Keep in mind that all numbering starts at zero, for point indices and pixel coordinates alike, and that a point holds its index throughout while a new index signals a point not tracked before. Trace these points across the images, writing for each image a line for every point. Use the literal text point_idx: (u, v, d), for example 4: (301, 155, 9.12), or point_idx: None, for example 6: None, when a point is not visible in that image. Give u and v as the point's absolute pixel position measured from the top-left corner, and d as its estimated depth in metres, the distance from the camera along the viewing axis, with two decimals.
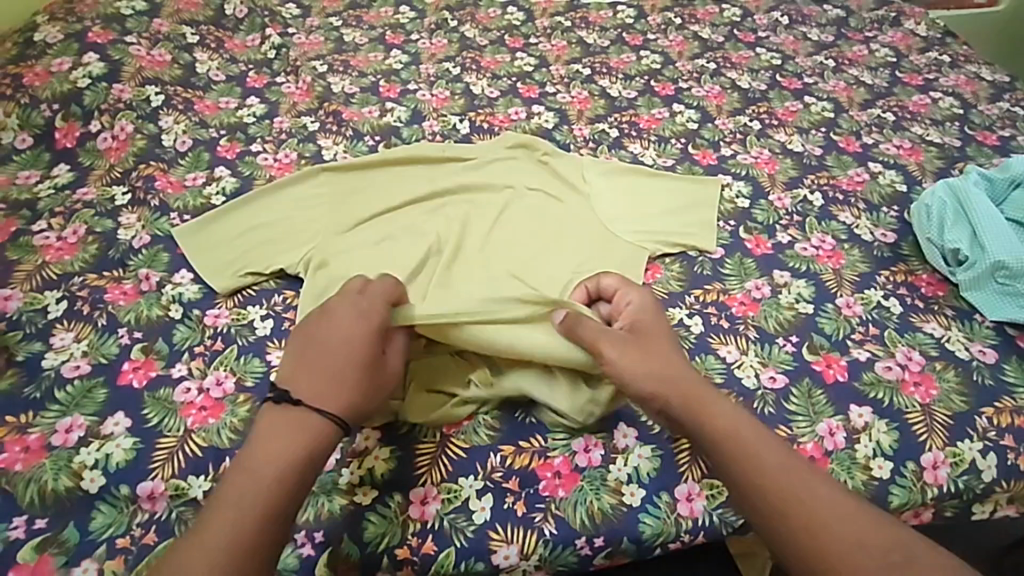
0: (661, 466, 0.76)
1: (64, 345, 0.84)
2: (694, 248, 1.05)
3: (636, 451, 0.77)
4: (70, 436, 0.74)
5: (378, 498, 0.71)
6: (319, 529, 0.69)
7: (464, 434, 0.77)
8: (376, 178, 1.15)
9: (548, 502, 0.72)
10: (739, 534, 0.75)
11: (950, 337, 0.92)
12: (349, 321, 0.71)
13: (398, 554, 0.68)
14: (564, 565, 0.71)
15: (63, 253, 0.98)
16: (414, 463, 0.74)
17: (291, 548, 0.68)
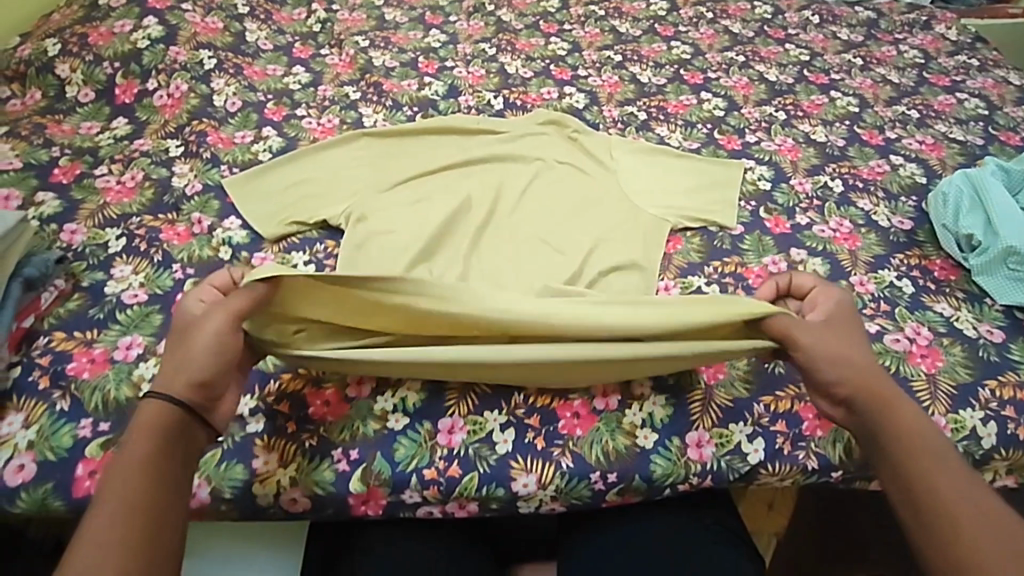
0: (674, 414, 0.81)
1: (124, 276, 0.91)
2: (715, 224, 1.09)
3: (651, 399, 0.81)
4: (129, 353, 0.81)
5: (410, 424, 0.78)
6: (354, 448, 0.76)
7: None
8: (413, 145, 1.21)
9: (566, 439, 0.78)
10: (744, 481, 0.80)
11: (959, 317, 0.96)
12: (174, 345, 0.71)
13: (425, 475, 0.75)
14: (578, 498, 0.76)
15: (123, 195, 1.05)
16: (443, 396, 0.80)
17: (328, 463, 0.75)
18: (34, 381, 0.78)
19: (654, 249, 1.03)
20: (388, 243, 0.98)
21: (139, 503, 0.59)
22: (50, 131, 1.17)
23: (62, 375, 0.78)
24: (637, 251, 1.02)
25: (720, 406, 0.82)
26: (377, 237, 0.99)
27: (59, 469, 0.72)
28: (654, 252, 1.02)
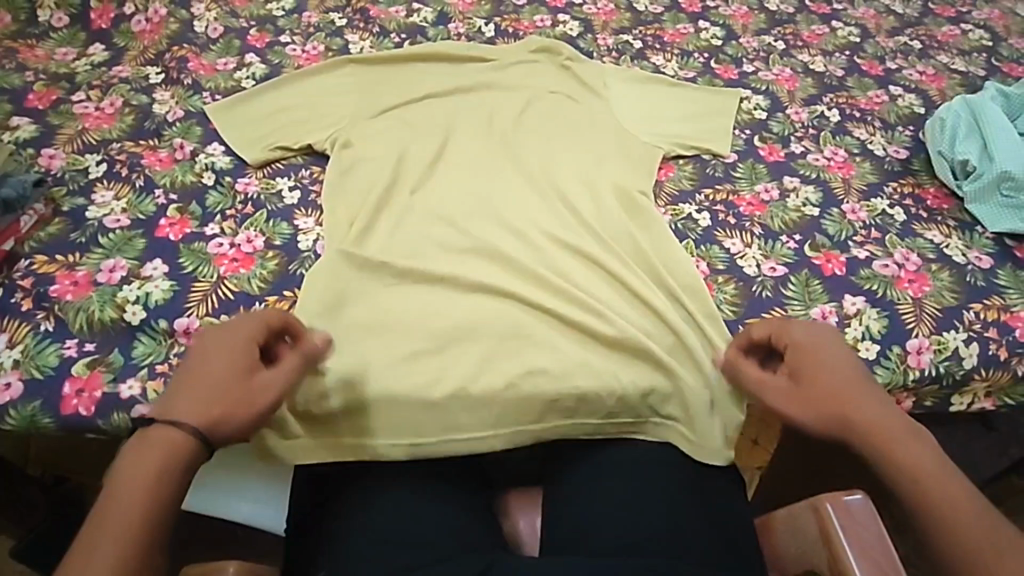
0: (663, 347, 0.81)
1: (105, 201, 0.90)
2: (708, 152, 1.07)
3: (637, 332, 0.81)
4: (113, 276, 0.81)
5: (399, 358, 0.78)
6: (341, 375, 0.76)
7: (474, 300, 0.82)
8: (400, 72, 1.17)
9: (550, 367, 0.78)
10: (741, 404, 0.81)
11: (950, 244, 0.95)
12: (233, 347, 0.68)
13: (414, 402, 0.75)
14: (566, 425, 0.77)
15: (102, 121, 1.02)
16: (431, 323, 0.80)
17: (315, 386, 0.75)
18: (16, 303, 0.78)
19: (644, 173, 1.02)
20: (375, 167, 0.97)
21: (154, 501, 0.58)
22: (24, 56, 1.13)
23: (45, 296, 0.78)
24: (627, 176, 1.01)
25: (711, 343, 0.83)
26: (364, 163, 0.97)
27: (46, 387, 0.73)
28: (644, 176, 1.01)
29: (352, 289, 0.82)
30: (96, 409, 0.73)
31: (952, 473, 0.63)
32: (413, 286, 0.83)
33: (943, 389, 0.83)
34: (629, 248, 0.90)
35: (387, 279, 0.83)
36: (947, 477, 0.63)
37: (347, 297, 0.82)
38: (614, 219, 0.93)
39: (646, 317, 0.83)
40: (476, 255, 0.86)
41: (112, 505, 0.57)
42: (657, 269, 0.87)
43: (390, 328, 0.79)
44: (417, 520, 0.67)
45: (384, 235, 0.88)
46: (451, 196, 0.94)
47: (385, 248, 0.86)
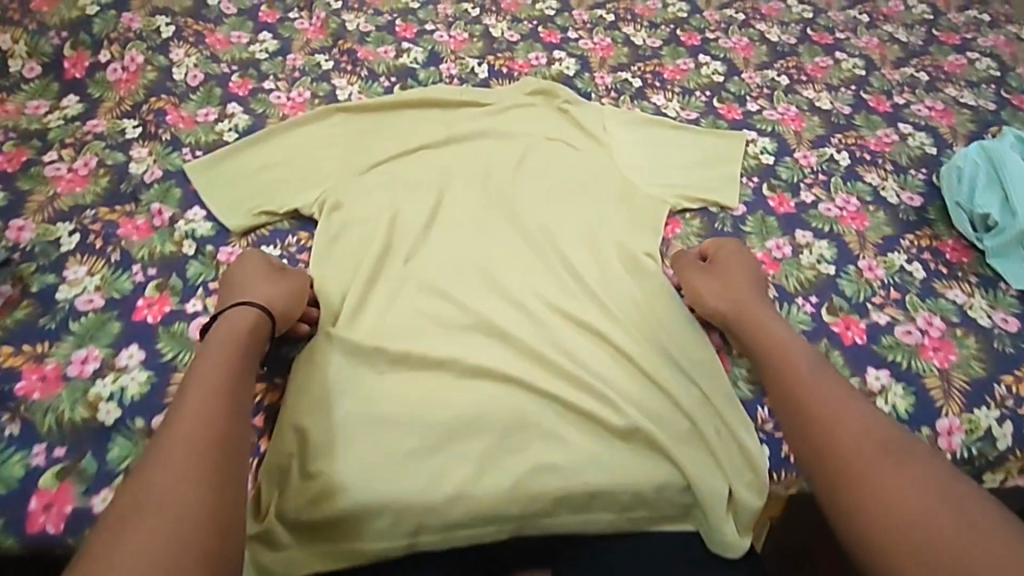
0: (678, 436, 0.76)
1: (77, 278, 0.84)
2: (716, 204, 1.03)
3: (649, 421, 0.75)
4: (85, 368, 0.75)
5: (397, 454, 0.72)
6: (331, 475, 0.70)
7: (478, 386, 0.76)
8: (391, 120, 1.11)
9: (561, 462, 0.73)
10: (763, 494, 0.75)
11: (973, 305, 0.91)
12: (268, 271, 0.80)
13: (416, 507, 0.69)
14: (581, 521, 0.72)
15: (74, 184, 0.96)
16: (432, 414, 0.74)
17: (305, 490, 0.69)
18: None
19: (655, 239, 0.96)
20: (364, 234, 0.91)
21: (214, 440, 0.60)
22: None
23: (10, 395, 0.72)
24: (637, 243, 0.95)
25: (728, 430, 0.77)
26: (354, 228, 0.92)
27: (10, 502, 0.67)
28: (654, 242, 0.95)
29: (340, 378, 0.76)
30: (66, 525, 0.66)
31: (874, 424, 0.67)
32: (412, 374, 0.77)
33: (976, 471, 0.78)
34: (643, 323, 0.84)
35: (380, 364, 0.77)
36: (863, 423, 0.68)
37: (338, 385, 0.76)
38: (626, 291, 0.87)
39: (661, 402, 0.77)
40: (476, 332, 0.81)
41: (142, 492, 0.55)
42: (671, 348, 0.82)
43: (385, 425, 0.73)
44: None
45: (378, 313, 0.82)
46: (448, 265, 0.88)
47: (377, 330, 0.80)
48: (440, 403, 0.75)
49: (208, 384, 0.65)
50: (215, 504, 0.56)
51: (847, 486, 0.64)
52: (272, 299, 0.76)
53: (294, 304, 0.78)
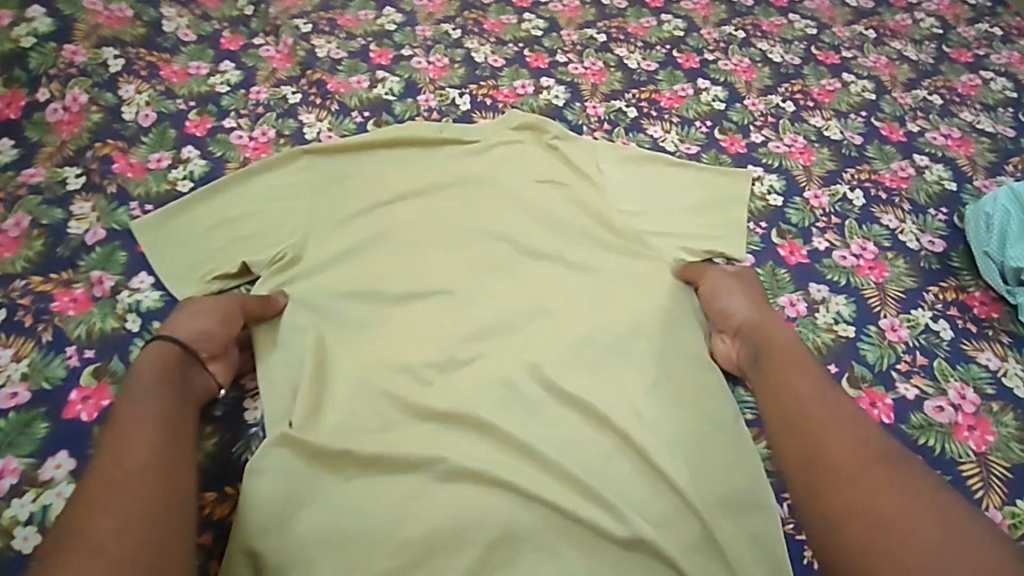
0: (687, 542, 0.67)
1: (2, 365, 0.74)
2: (722, 256, 0.95)
3: (652, 527, 0.66)
4: (2, 484, 0.66)
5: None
6: None
7: (459, 492, 0.67)
8: (364, 163, 1.01)
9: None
10: None
11: (1008, 371, 0.82)
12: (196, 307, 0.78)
13: None
14: None
15: (4, 249, 0.85)
16: (407, 527, 0.65)
17: None
18: None
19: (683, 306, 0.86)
20: (336, 309, 0.83)
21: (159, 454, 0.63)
22: None
23: None
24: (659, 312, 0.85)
25: (743, 533, 0.69)
26: (324, 298, 0.83)
27: None
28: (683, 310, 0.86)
29: (305, 488, 0.67)
30: None
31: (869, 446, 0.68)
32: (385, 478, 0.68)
33: None
34: (659, 414, 0.75)
35: (347, 466, 0.68)
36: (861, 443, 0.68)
37: (303, 495, 0.67)
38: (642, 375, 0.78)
39: (666, 500, 0.69)
40: (457, 422, 0.73)
41: (110, 510, 0.57)
42: (691, 443, 0.73)
43: (353, 540, 0.64)
44: None
45: (350, 406, 0.73)
46: (427, 343, 0.80)
47: (343, 428, 0.72)
48: (414, 512, 0.66)
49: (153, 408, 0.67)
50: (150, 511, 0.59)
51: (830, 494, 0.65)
52: (180, 327, 0.75)
53: (210, 321, 0.76)
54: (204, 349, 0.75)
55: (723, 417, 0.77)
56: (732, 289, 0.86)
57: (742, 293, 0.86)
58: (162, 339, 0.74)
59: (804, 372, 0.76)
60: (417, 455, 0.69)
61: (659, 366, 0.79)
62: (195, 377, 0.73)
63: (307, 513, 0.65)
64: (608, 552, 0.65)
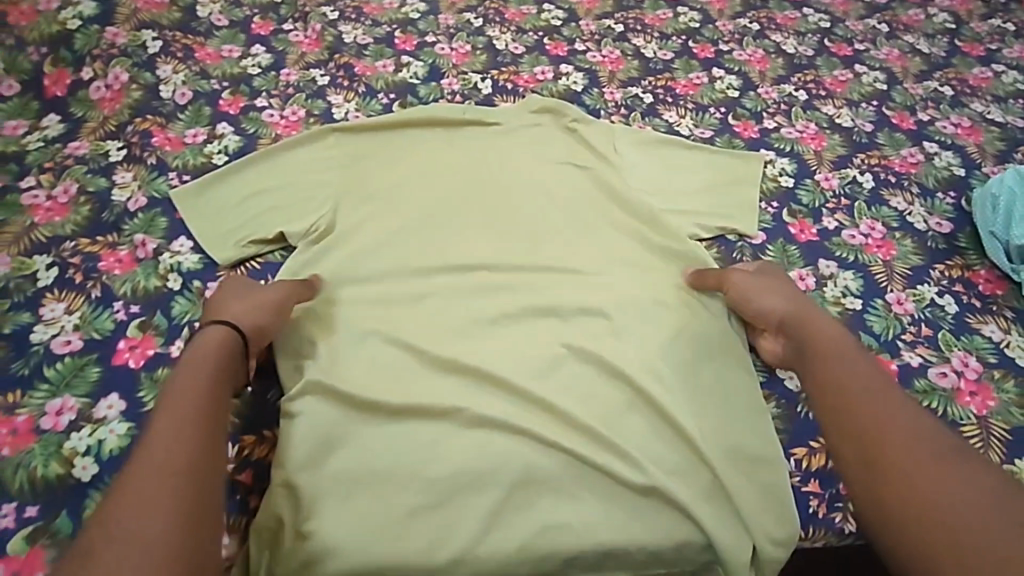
0: (697, 487, 0.71)
1: (55, 317, 0.79)
2: (734, 232, 0.99)
3: (664, 473, 0.71)
4: (60, 420, 0.70)
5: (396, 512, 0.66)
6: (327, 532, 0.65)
7: (483, 439, 0.71)
8: (391, 142, 1.06)
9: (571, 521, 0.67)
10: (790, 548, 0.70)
11: (1010, 343, 0.85)
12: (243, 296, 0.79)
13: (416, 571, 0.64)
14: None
15: (53, 214, 0.90)
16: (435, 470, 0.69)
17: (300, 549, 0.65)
18: None
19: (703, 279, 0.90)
20: (365, 274, 0.87)
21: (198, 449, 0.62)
22: None
23: None
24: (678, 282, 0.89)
25: (750, 481, 0.73)
26: (354, 264, 0.88)
27: None
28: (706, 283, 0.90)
29: (341, 429, 0.72)
30: None
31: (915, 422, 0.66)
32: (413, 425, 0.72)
33: None
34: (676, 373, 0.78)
35: (379, 414, 0.73)
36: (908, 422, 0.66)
37: (339, 434, 0.71)
38: (662, 336, 0.81)
39: (676, 448, 0.73)
40: (479, 374, 0.76)
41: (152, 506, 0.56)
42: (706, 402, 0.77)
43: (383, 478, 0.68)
44: None
45: (380, 360, 0.78)
46: (452, 306, 0.84)
47: (372, 378, 0.75)
48: (442, 454, 0.70)
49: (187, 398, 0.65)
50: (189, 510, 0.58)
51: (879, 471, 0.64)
52: (241, 316, 0.76)
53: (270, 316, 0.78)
54: (256, 344, 0.76)
55: (740, 379, 0.80)
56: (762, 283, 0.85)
57: (771, 286, 0.84)
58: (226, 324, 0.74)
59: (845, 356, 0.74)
60: (443, 404, 0.73)
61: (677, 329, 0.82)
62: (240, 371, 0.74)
63: (341, 452, 0.70)
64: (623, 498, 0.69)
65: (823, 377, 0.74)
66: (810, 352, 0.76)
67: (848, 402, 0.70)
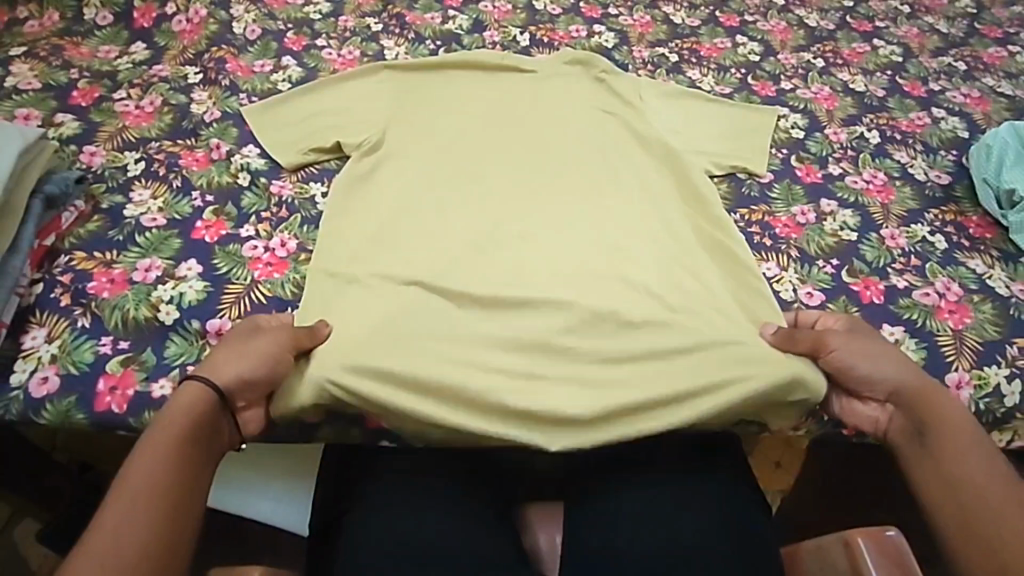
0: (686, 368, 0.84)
1: (142, 200, 0.95)
2: (744, 170, 1.07)
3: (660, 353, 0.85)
4: (148, 275, 0.88)
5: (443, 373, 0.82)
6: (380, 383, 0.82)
7: (513, 328, 0.86)
8: (434, 79, 1.15)
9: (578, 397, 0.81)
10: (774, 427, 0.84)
11: (993, 275, 0.97)
12: (253, 345, 0.77)
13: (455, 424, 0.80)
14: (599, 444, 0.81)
15: (141, 120, 1.05)
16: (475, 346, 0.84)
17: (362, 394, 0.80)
18: (56, 298, 0.85)
19: (716, 200, 1.00)
20: (413, 187, 0.99)
21: (167, 489, 0.66)
22: (69, 53, 1.14)
23: (84, 292, 0.85)
24: (692, 214, 0.99)
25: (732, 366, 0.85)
26: (402, 177, 1.00)
27: (82, 381, 0.80)
28: (719, 207, 0.99)
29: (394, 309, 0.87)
30: (128, 407, 0.79)
31: (985, 456, 0.73)
32: (454, 313, 0.87)
33: (983, 425, 0.86)
34: (683, 288, 0.90)
35: (428, 296, 0.88)
36: (980, 457, 0.73)
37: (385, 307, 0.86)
38: (659, 255, 0.94)
39: (662, 332, 0.86)
40: (508, 277, 0.91)
41: (116, 550, 0.61)
42: (709, 307, 0.89)
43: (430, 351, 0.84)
44: (454, 542, 0.73)
45: (433, 257, 0.92)
46: (490, 219, 0.97)
47: (424, 275, 0.90)
48: (475, 331, 0.86)
49: (163, 441, 0.68)
50: (156, 549, 0.63)
51: (949, 494, 0.71)
52: (222, 370, 0.74)
53: (254, 367, 0.76)
54: (241, 395, 0.76)
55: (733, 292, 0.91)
56: (855, 349, 0.81)
57: (865, 349, 0.81)
58: (203, 381, 0.73)
59: (945, 406, 0.76)
60: (480, 298, 0.88)
61: (688, 251, 0.95)
62: (224, 428, 0.75)
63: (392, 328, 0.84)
64: (625, 376, 0.83)
65: (919, 408, 0.77)
66: (916, 404, 0.77)
67: (940, 442, 0.74)
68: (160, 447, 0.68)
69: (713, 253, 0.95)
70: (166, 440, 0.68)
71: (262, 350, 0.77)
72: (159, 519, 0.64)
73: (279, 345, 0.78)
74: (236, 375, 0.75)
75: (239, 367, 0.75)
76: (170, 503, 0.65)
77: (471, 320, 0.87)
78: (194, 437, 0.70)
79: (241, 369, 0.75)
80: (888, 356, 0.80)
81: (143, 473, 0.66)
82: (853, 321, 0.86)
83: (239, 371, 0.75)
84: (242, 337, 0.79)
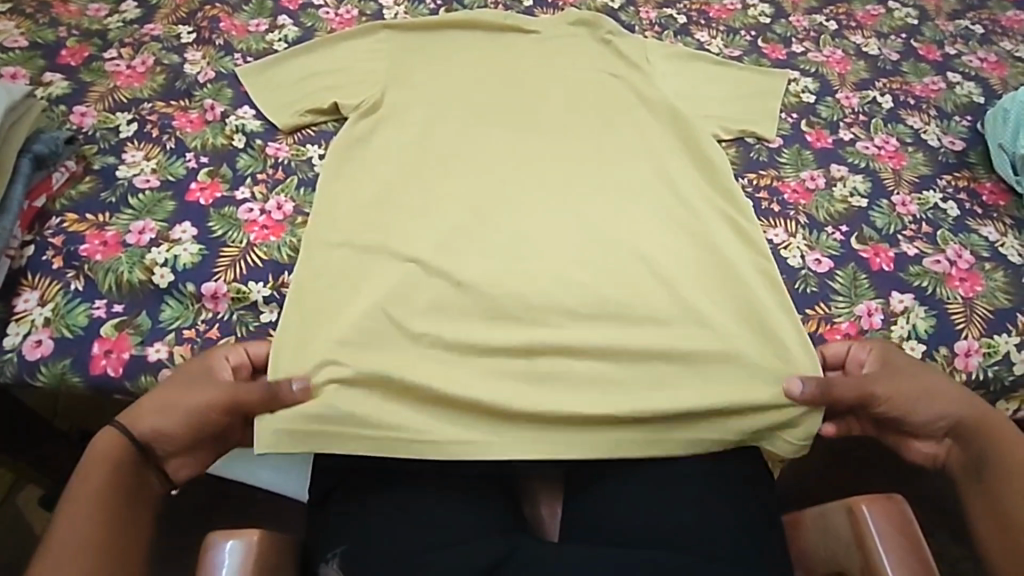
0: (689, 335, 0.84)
1: (135, 161, 0.92)
2: (753, 135, 1.04)
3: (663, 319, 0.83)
4: (142, 238, 0.86)
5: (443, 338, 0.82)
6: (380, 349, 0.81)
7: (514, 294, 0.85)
8: (433, 39, 1.11)
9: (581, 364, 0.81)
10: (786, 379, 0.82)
11: (1005, 242, 0.95)
12: (187, 396, 0.72)
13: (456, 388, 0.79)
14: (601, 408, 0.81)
15: (133, 80, 1.02)
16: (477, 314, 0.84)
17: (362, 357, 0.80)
18: (48, 261, 0.83)
19: (723, 163, 0.97)
20: (413, 149, 0.97)
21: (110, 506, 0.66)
22: (57, 11, 1.10)
23: (77, 255, 0.84)
24: (699, 179, 0.97)
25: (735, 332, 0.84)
26: (401, 140, 0.97)
27: (76, 344, 0.79)
28: (726, 170, 0.97)
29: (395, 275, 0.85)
30: (124, 370, 0.78)
31: None
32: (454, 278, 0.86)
33: (991, 393, 0.85)
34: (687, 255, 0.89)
35: (428, 262, 0.87)
36: None
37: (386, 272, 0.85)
38: (665, 221, 0.92)
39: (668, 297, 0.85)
40: (510, 242, 0.90)
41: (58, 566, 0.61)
42: (713, 275, 0.88)
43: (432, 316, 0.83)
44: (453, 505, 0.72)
45: (435, 221, 0.90)
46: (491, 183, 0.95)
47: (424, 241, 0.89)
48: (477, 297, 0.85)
49: (105, 460, 0.68)
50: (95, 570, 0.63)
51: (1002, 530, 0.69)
52: (144, 419, 0.71)
53: (177, 420, 0.71)
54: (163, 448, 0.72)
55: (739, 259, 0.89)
56: (908, 391, 0.76)
57: (919, 389, 0.76)
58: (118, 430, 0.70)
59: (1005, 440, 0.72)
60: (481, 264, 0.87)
61: (694, 216, 0.93)
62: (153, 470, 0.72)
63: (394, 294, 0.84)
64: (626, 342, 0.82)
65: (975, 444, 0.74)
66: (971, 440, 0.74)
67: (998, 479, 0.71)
68: (99, 468, 0.68)
69: (719, 219, 0.93)
70: (104, 462, 0.68)
71: (190, 407, 0.72)
72: (101, 539, 0.64)
73: (208, 403, 0.72)
74: (158, 427, 0.71)
75: (162, 420, 0.71)
76: (113, 520, 0.66)
77: (472, 285, 0.85)
78: (123, 470, 0.69)
79: (164, 422, 0.71)
80: (939, 392, 0.76)
81: (85, 490, 0.66)
82: (893, 351, 0.81)
83: (161, 424, 0.71)
84: (186, 381, 0.74)
